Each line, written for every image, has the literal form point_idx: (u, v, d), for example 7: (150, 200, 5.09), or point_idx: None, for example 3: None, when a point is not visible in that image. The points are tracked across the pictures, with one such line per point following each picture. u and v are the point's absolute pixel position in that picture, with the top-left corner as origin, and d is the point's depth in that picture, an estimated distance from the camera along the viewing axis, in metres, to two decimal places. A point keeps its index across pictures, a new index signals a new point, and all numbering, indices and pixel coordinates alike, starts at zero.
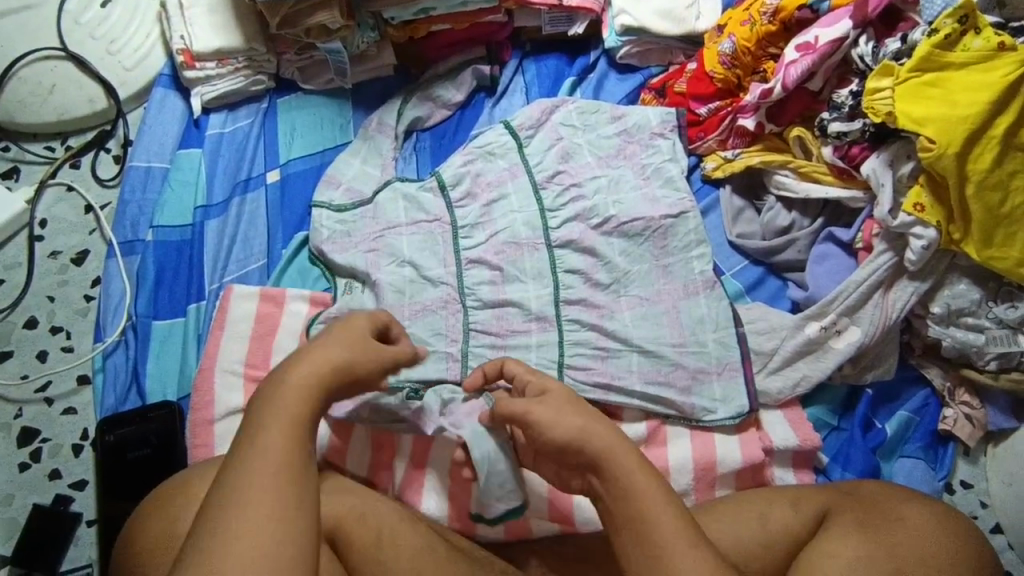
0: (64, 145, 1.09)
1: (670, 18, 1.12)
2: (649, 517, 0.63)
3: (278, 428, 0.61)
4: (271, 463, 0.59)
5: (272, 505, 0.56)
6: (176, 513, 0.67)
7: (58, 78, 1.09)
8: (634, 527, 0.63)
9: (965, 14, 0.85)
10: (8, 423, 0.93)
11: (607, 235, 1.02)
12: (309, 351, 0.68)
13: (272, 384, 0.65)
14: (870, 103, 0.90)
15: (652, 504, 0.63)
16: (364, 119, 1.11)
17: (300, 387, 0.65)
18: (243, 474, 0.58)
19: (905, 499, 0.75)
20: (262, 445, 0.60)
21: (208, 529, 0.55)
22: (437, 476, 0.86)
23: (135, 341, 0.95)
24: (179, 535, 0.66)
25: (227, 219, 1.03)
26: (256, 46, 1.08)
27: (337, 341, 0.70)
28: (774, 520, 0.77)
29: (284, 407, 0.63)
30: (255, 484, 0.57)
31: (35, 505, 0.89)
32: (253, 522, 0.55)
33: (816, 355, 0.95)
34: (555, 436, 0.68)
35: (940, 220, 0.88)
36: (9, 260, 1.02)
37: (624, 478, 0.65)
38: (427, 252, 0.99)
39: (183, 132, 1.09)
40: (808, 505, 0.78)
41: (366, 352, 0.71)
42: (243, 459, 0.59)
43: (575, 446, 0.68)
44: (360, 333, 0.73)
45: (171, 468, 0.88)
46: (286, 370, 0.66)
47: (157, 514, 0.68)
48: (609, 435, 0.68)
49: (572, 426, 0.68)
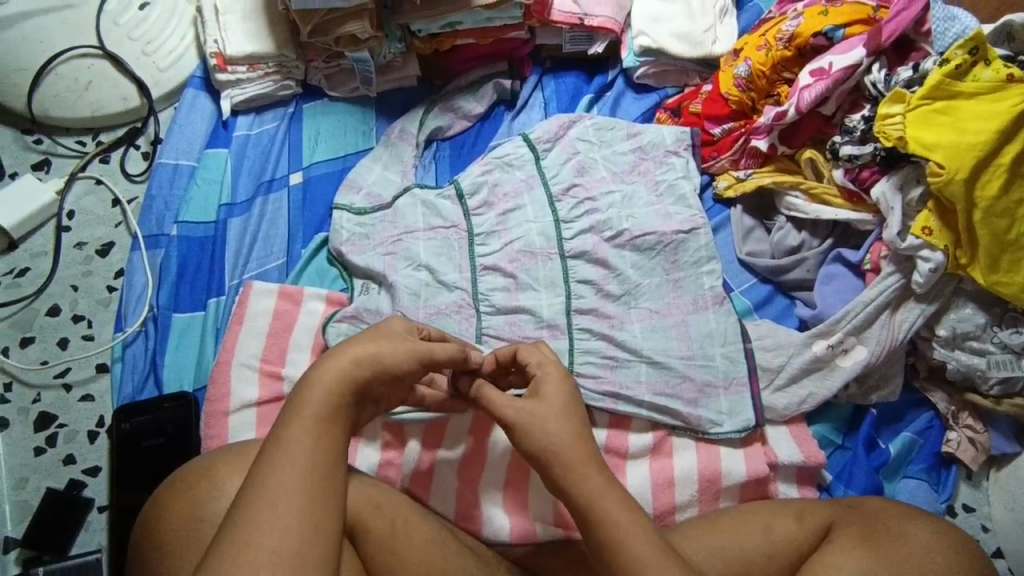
0: (95, 141, 1.11)
1: (687, 41, 1.16)
2: (619, 546, 0.64)
3: (307, 430, 0.65)
4: (299, 463, 0.63)
5: (299, 502, 0.61)
6: (199, 497, 0.68)
7: (94, 75, 1.11)
8: (606, 555, 0.65)
9: (975, 46, 0.86)
10: (25, 407, 0.94)
11: (619, 248, 1.05)
12: (336, 351, 0.72)
13: (302, 384, 0.69)
14: (882, 128, 0.92)
15: (623, 535, 0.65)
16: (387, 127, 1.14)
17: (330, 391, 0.68)
18: (274, 471, 0.62)
19: (910, 518, 0.76)
20: (293, 444, 0.64)
21: (240, 519, 0.59)
22: (443, 479, 0.89)
23: (155, 332, 0.97)
24: (199, 519, 0.67)
25: (250, 217, 1.06)
26: (286, 53, 1.11)
27: (367, 338, 0.74)
28: (777, 532, 0.78)
29: (315, 410, 0.66)
30: (285, 481, 0.61)
31: (48, 489, 0.90)
32: (282, 517, 0.59)
33: (822, 373, 0.97)
34: (525, 448, 0.71)
35: (948, 244, 0.90)
36: (35, 249, 1.04)
37: (594, 497, 0.67)
38: (443, 257, 1.02)
39: (210, 132, 1.12)
40: (812, 519, 0.79)
41: (397, 342, 0.74)
42: (274, 456, 0.63)
43: (544, 461, 0.69)
44: (385, 331, 0.76)
45: (185, 456, 0.89)
46: (316, 372, 0.69)
47: (177, 498, 0.69)
48: (579, 455, 0.69)
49: (550, 436, 0.70)
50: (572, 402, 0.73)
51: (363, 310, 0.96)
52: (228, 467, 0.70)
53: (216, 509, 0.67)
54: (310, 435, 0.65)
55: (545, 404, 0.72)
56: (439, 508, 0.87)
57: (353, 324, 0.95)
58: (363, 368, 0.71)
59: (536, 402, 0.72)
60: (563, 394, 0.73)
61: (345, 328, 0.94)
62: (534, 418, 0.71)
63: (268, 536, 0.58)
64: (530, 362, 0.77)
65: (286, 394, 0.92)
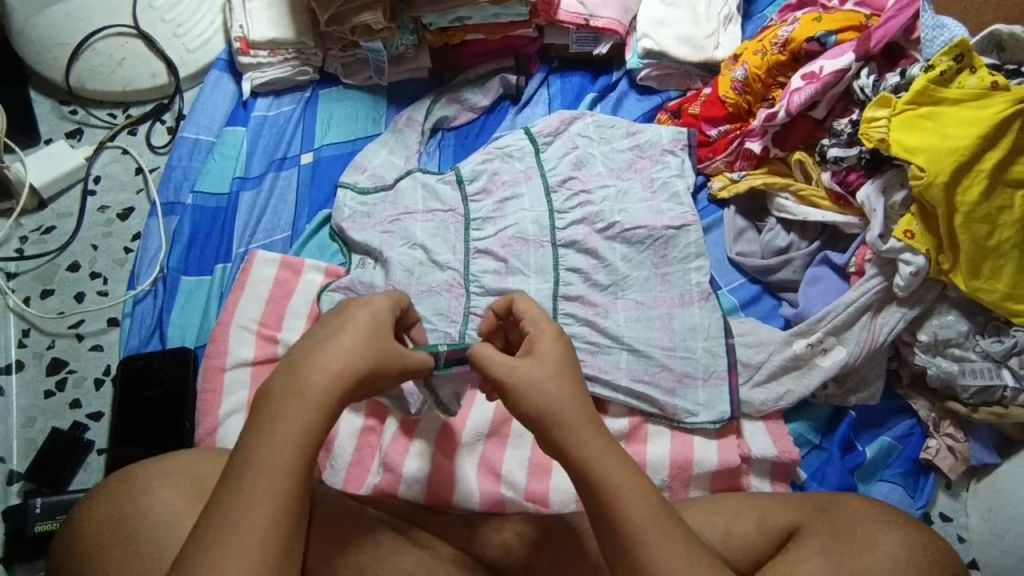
0: (125, 114, 1.19)
1: (690, 45, 1.19)
2: (619, 510, 0.60)
3: (291, 445, 0.58)
4: (273, 482, 0.56)
5: (264, 538, 0.55)
6: (128, 497, 0.68)
7: (128, 53, 1.18)
8: (606, 520, 0.61)
9: (960, 53, 0.88)
10: (40, 353, 1.01)
11: (610, 240, 1.08)
12: (327, 352, 0.62)
13: (289, 394, 0.60)
14: (865, 130, 0.93)
15: (623, 492, 0.60)
16: (395, 115, 1.20)
17: (321, 409, 0.60)
18: (249, 492, 0.56)
19: (878, 521, 0.75)
20: (271, 449, 0.58)
21: (205, 538, 0.54)
22: (416, 459, 0.92)
23: (163, 292, 1.04)
24: (133, 517, 0.67)
25: (260, 192, 1.12)
26: (305, 40, 1.17)
27: (361, 335, 0.64)
28: (735, 537, 0.78)
29: (302, 435, 0.59)
30: (257, 514, 0.55)
31: (53, 428, 0.96)
32: (248, 554, 0.54)
33: (801, 371, 0.98)
34: (521, 411, 0.66)
35: (929, 248, 0.91)
36: (62, 209, 1.12)
37: (595, 457, 0.62)
38: (438, 239, 1.06)
39: (230, 112, 1.19)
40: (774, 525, 0.79)
41: (389, 348, 0.66)
42: (250, 469, 0.57)
43: (543, 422, 0.64)
44: (379, 321, 0.67)
45: (181, 407, 0.95)
46: (305, 369, 0.61)
47: (109, 500, 0.69)
48: (580, 416, 0.64)
49: (549, 397, 0.65)
50: (567, 361, 0.68)
51: (357, 282, 1.01)
52: (163, 473, 0.70)
53: (157, 508, 0.67)
54: (291, 442, 0.58)
55: (542, 364, 0.67)
56: (408, 496, 0.90)
57: (346, 295, 1.00)
58: (357, 366, 0.63)
59: (530, 362, 0.67)
60: (559, 353, 0.68)
61: (338, 298, 0.99)
62: (529, 378, 0.66)
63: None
64: (524, 318, 0.74)
65: (280, 356, 0.97)
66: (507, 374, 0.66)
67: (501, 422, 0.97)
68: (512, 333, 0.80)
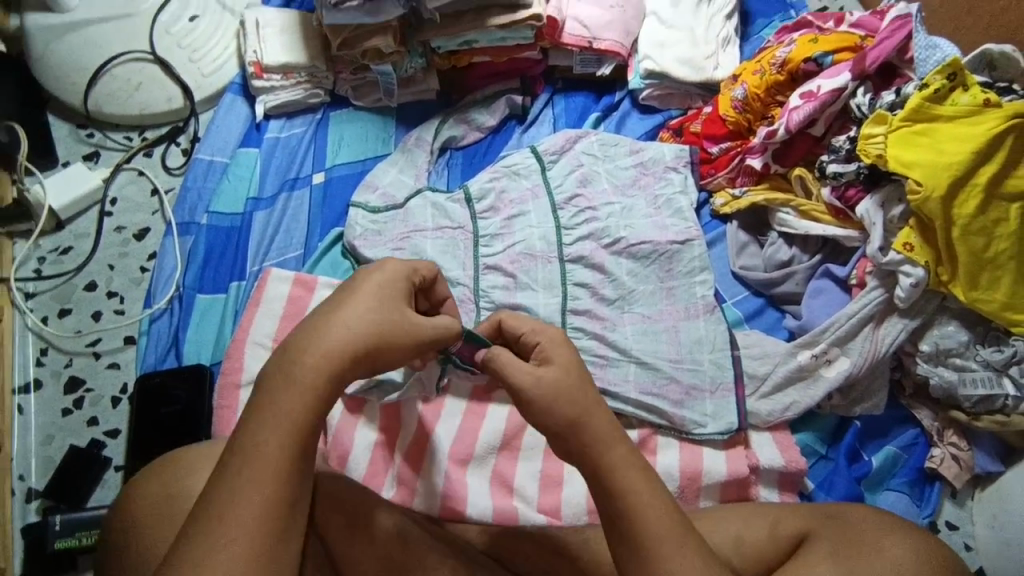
0: (141, 137, 1.22)
1: (690, 66, 1.23)
2: (638, 520, 0.61)
3: (294, 415, 0.60)
4: (275, 452, 0.58)
5: (261, 511, 0.57)
6: (174, 477, 0.71)
7: (144, 78, 1.21)
8: (623, 529, 0.61)
9: (953, 72, 0.92)
10: (58, 371, 1.03)
11: (616, 255, 1.10)
12: (326, 329, 0.63)
13: (279, 379, 0.61)
14: (863, 146, 0.96)
15: (642, 503, 0.61)
16: (404, 135, 1.23)
17: (310, 393, 0.61)
18: (250, 461, 0.58)
19: (884, 530, 0.76)
20: (273, 419, 0.59)
21: (211, 504, 0.57)
22: (432, 466, 0.94)
23: (179, 310, 1.06)
24: (175, 496, 0.69)
25: (274, 211, 1.14)
26: (317, 64, 1.21)
27: (361, 312, 0.64)
28: (747, 544, 0.80)
29: (291, 420, 0.60)
30: (247, 500, 0.57)
31: (71, 446, 0.98)
32: (248, 519, 0.56)
33: (806, 382, 1.00)
34: (546, 421, 0.66)
35: (928, 260, 0.93)
36: (79, 230, 1.14)
37: (617, 468, 0.63)
38: (448, 255, 1.09)
39: (244, 133, 1.22)
40: (785, 529, 0.80)
41: (393, 322, 0.65)
42: (255, 440, 0.59)
43: (566, 432, 0.65)
44: (383, 293, 0.67)
45: (197, 423, 0.97)
46: (305, 341, 0.62)
47: (155, 479, 0.71)
48: (604, 427, 0.64)
49: (573, 406, 0.65)
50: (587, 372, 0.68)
51: None
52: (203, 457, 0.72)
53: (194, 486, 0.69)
54: (292, 413, 0.60)
55: (566, 374, 0.67)
56: (423, 508, 0.92)
57: None
58: (355, 339, 0.63)
59: (556, 372, 0.67)
60: (575, 363, 0.68)
61: None
62: (554, 389, 0.66)
63: (225, 561, 0.55)
64: (529, 329, 0.73)
65: None
66: (527, 391, 0.66)
67: (513, 435, 0.98)
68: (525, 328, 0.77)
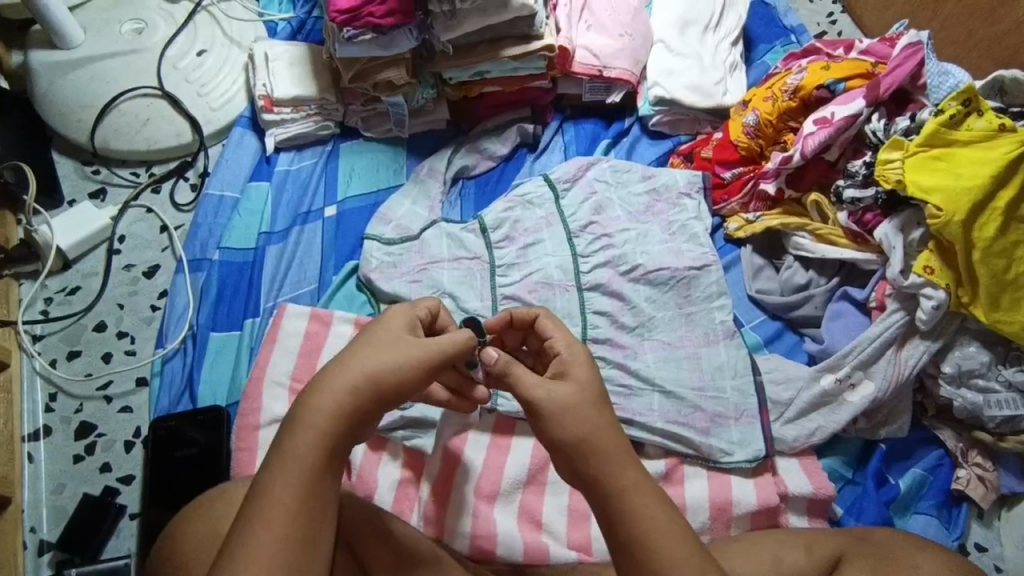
0: (148, 172, 1.21)
1: (699, 92, 1.24)
2: (650, 545, 0.58)
3: (312, 453, 0.58)
4: (292, 492, 0.57)
5: (278, 553, 0.55)
6: (217, 515, 0.69)
7: (152, 113, 1.20)
8: (632, 553, 0.59)
9: (968, 98, 0.93)
10: (69, 416, 1.01)
11: (634, 281, 1.09)
12: (340, 367, 0.61)
13: (296, 416, 0.60)
14: (882, 171, 0.97)
15: (655, 526, 0.59)
16: (416, 166, 1.22)
17: (323, 431, 0.59)
18: (270, 501, 0.56)
19: (917, 547, 0.76)
20: (291, 459, 0.58)
21: (234, 545, 0.55)
22: (460, 498, 0.92)
23: (193, 349, 1.03)
24: (218, 535, 0.67)
25: (287, 245, 1.13)
26: (327, 96, 1.20)
27: (372, 346, 0.63)
28: (786, 565, 0.78)
29: (300, 459, 0.58)
30: (265, 540, 0.55)
31: (85, 494, 0.96)
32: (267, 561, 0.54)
33: (831, 407, 1.00)
34: (555, 439, 0.62)
35: (949, 282, 0.94)
36: (86, 269, 1.12)
37: (628, 489, 0.60)
38: (465, 286, 1.08)
39: (254, 167, 1.20)
40: (821, 549, 0.79)
41: (405, 352, 0.63)
42: (275, 479, 0.57)
43: (576, 451, 0.61)
44: (397, 331, 0.65)
45: (212, 467, 0.93)
46: (323, 379, 0.61)
47: (197, 519, 0.70)
48: (617, 447, 0.62)
49: (583, 425, 0.62)
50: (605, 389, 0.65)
51: None
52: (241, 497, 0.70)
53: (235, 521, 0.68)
54: (308, 451, 0.58)
55: (578, 390, 0.64)
56: (454, 545, 0.89)
57: None
58: (366, 376, 0.61)
59: (566, 388, 0.64)
60: (593, 379, 0.65)
61: None
62: (564, 406, 0.63)
63: None
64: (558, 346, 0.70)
65: None
66: (540, 405, 0.63)
67: (539, 469, 0.97)
68: (531, 342, 0.75)
